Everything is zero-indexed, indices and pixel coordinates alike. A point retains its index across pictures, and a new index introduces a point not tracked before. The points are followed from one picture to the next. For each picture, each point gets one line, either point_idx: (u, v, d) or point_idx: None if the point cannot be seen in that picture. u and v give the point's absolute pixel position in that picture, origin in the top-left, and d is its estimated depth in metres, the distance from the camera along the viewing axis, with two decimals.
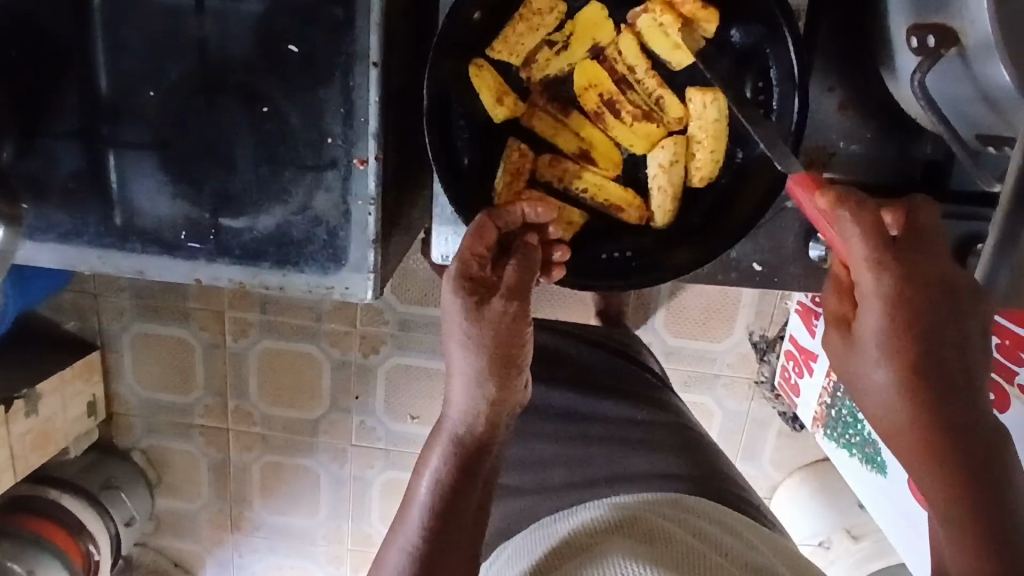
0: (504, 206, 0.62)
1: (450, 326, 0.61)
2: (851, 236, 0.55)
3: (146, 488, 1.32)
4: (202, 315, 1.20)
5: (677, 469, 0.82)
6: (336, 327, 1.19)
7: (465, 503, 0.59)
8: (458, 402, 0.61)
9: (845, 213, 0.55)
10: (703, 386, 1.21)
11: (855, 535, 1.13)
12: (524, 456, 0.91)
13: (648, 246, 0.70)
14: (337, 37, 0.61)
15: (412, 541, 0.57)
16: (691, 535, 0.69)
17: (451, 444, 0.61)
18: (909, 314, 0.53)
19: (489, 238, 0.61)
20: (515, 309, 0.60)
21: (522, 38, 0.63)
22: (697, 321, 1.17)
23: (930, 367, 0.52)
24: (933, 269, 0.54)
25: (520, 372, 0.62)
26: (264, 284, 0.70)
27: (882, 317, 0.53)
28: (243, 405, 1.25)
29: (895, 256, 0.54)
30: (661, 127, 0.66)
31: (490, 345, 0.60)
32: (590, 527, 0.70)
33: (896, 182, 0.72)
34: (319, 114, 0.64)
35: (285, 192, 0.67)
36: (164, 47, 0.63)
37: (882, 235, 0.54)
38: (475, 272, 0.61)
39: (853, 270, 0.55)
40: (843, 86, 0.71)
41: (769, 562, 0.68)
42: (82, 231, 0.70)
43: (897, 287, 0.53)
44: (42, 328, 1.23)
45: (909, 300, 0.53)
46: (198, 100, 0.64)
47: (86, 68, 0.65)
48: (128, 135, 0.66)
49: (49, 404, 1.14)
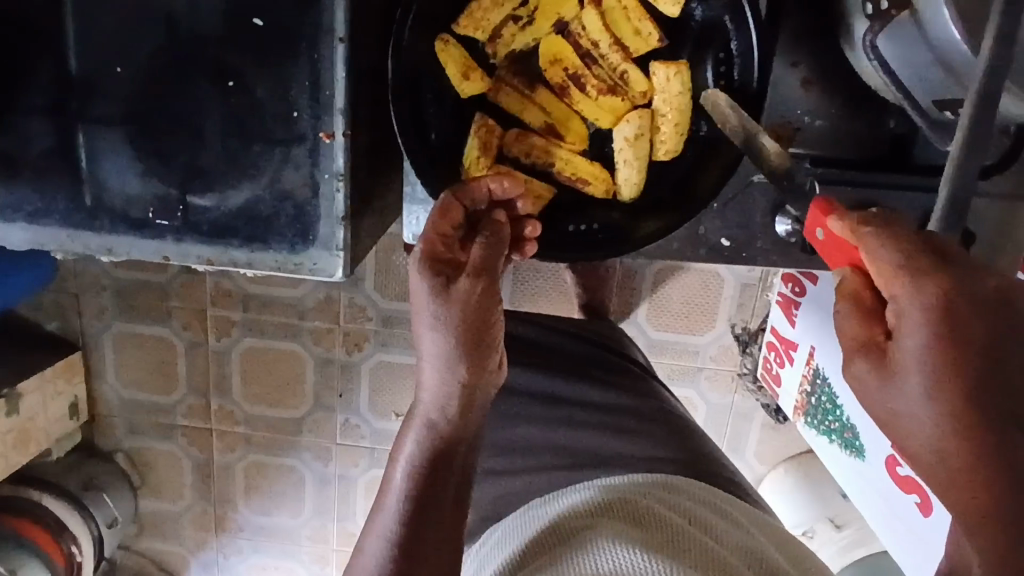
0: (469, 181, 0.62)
1: (418, 310, 0.61)
2: (880, 249, 0.46)
3: (128, 489, 1.30)
4: (185, 313, 1.19)
5: (670, 453, 0.83)
6: (319, 324, 1.19)
7: (441, 492, 0.60)
8: (430, 386, 0.61)
9: (869, 231, 0.47)
10: (686, 379, 1.22)
11: (837, 524, 1.14)
12: (508, 438, 0.91)
13: (616, 219, 0.70)
14: (302, 10, 0.62)
15: (391, 526, 0.57)
16: (680, 516, 0.68)
17: (424, 430, 0.61)
18: (956, 335, 0.43)
19: (454, 216, 0.61)
20: (482, 289, 0.60)
21: (488, 13, 0.64)
22: (678, 314, 1.17)
23: (990, 398, 0.43)
24: (985, 283, 0.44)
25: (490, 355, 0.62)
26: (233, 261, 0.70)
27: (927, 336, 0.44)
28: (226, 404, 1.25)
29: (940, 268, 0.44)
30: (626, 101, 0.67)
31: (458, 327, 0.60)
32: (577, 510, 0.69)
33: (868, 159, 0.73)
34: (285, 88, 0.64)
35: (252, 168, 0.67)
36: (132, 25, 0.64)
37: (914, 250, 0.45)
38: (441, 252, 0.60)
39: (884, 284, 0.46)
40: (806, 62, 0.72)
41: (760, 545, 0.68)
42: (51, 211, 0.70)
43: (945, 301, 0.43)
44: (23, 327, 1.23)
45: (962, 318, 0.43)
46: (164, 77, 0.65)
47: (55, 46, 0.65)
48: (96, 113, 0.66)
49: (29, 404, 1.14)
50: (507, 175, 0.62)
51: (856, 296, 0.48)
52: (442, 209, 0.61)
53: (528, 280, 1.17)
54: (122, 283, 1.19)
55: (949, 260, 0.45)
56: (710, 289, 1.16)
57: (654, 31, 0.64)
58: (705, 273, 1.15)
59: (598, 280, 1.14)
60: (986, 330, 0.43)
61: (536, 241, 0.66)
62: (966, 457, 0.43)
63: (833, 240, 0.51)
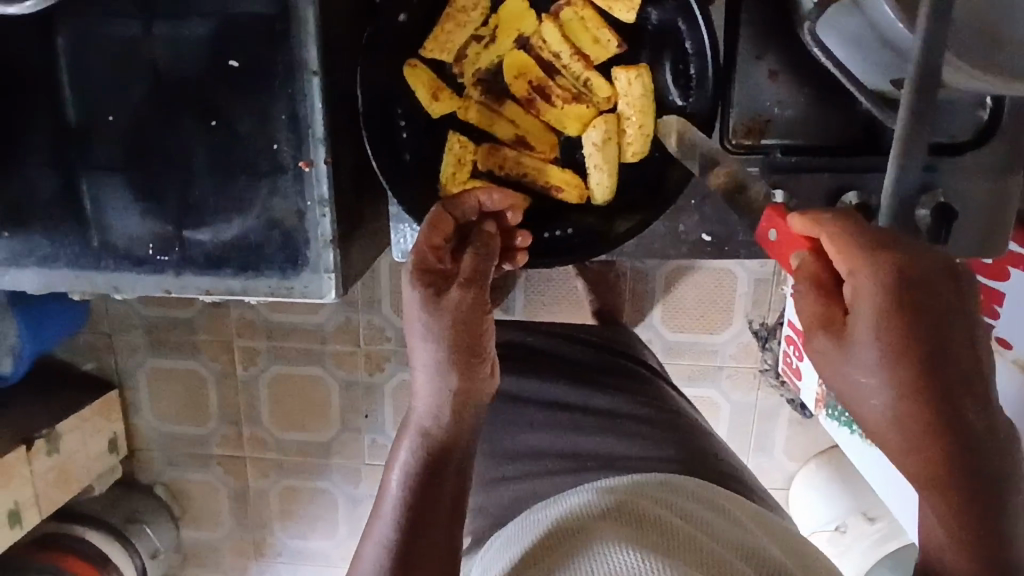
0: (459, 194, 0.62)
1: (409, 319, 0.59)
2: (836, 231, 0.51)
3: (169, 521, 1.35)
4: (212, 346, 1.25)
5: (671, 453, 0.82)
6: (340, 347, 1.23)
7: (437, 501, 0.55)
8: (423, 395, 0.58)
9: (828, 218, 0.52)
10: (707, 379, 1.21)
11: (871, 516, 1.10)
12: (517, 445, 0.89)
13: (590, 222, 0.72)
14: (274, 49, 0.66)
15: (388, 534, 0.53)
16: (674, 514, 0.63)
17: (417, 440, 0.58)
18: (906, 312, 0.48)
19: (445, 229, 0.61)
20: (472, 297, 0.58)
21: (451, 35, 0.66)
22: (695, 313, 1.18)
23: (935, 368, 0.48)
24: (932, 264, 0.49)
25: (484, 361, 0.59)
26: (229, 289, 0.73)
27: (879, 312, 0.48)
28: (257, 432, 1.29)
29: (890, 250, 0.50)
30: (591, 108, 0.69)
31: (449, 330, 0.58)
32: (577, 515, 0.64)
33: (841, 143, 0.75)
34: (266, 124, 0.68)
35: (241, 200, 0.70)
36: (124, 77, 0.68)
37: (868, 233, 0.50)
38: (433, 262, 0.59)
39: (843, 264, 0.50)
40: (773, 54, 0.73)
41: (757, 540, 0.63)
42: (60, 255, 0.74)
43: (896, 274, 0.48)
44: (62, 369, 1.30)
45: (911, 288, 0.48)
46: (154, 122, 0.69)
47: (58, 103, 0.70)
48: (97, 161, 0.71)
49: (70, 443, 1.19)
50: (496, 187, 0.63)
51: (815, 277, 0.52)
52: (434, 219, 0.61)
53: (540, 291, 1.19)
54: (151, 320, 1.25)
55: (898, 244, 0.50)
56: (724, 287, 1.16)
57: (612, 38, 0.66)
58: (717, 272, 1.16)
59: (610, 285, 1.16)
60: (931, 309, 0.48)
61: (527, 251, 0.67)
62: (917, 421, 0.48)
63: (789, 239, 0.56)
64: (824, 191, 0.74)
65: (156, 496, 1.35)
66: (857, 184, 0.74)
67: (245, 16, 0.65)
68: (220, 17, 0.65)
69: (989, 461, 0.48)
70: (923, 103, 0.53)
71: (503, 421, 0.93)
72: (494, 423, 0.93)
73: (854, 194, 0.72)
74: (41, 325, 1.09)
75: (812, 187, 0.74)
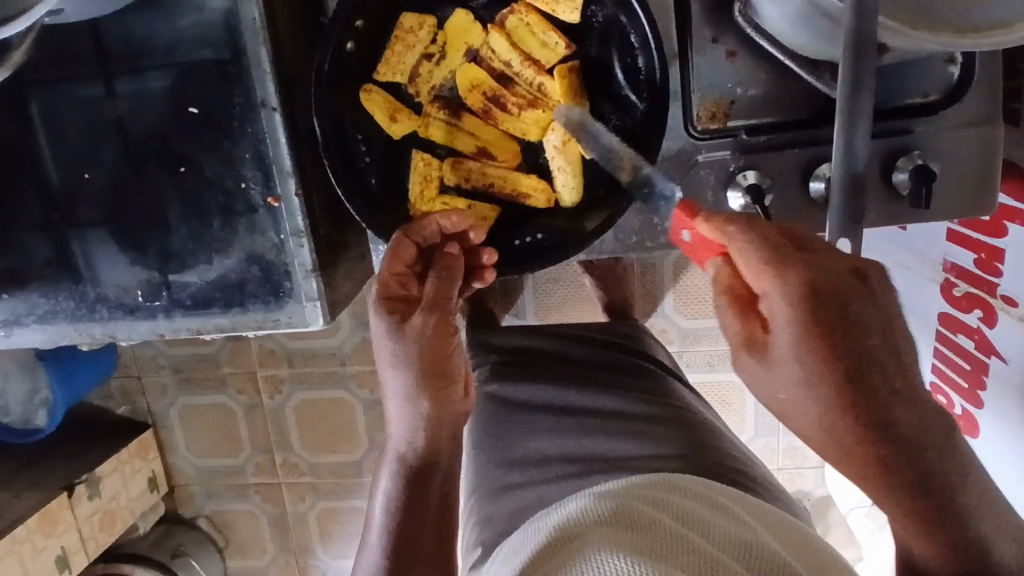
0: (418, 220, 0.67)
1: (380, 348, 0.67)
2: (742, 246, 0.50)
3: (215, 551, 1.38)
4: (236, 378, 1.28)
5: (676, 448, 0.77)
6: (360, 367, 1.24)
7: (422, 521, 0.61)
8: (399, 421, 0.67)
9: (733, 228, 0.51)
10: (728, 362, 1.20)
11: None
12: (522, 451, 0.83)
13: (560, 224, 0.73)
14: (229, 90, 0.67)
15: (375, 560, 0.59)
16: (670, 516, 0.61)
17: (396, 465, 0.65)
18: (819, 322, 0.48)
19: (407, 257, 0.67)
20: (434, 321, 0.65)
21: (402, 57, 0.68)
22: (707, 298, 1.16)
23: (865, 374, 0.49)
24: (836, 268, 0.49)
25: (452, 384, 0.67)
26: (218, 327, 0.75)
27: (793, 326, 0.48)
28: (289, 457, 1.31)
29: (797, 260, 0.49)
30: (547, 111, 0.69)
31: (416, 360, 0.65)
32: (572, 522, 0.61)
33: (811, 115, 0.72)
34: (233, 164, 0.70)
35: (219, 241, 0.72)
36: (97, 134, 0.70)
37: (775, 244, 0.49)
38: (397, 290, 0.67)
39: (754, 281, 0.50)
40: (728, 34, 0.71)
41: (763, 537, 0.60)
42: (58, 310, 0.77)
43: (805, 285, 0.48)
44: (98, 416, 1.34)
45: (823, 295, 0.48)
46: (129, 174, 0.71)
47: (39, 166, 0.72)
48: (84, 219, 0.74)
49: (110, 485, 1.23)
50: (455, 211, 0.67)
51: (730, 289, 0.52)
52: (396, 249, 0.67)
53: (549, 291, 1.20)
54: (175, 360, 1.28)
55: (802, 250, 0.50)
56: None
57: (559, 40, 0.66)
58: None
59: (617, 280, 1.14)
60: (843, 307, 0.48)
61: (494, 267, 0.70)
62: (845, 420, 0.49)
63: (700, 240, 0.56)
64: (799, 166, 0.73)
65: (199, 529, 1.38)
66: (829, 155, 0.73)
67: (199, 63, 0.67)
68: (176, 68, 0.67)
69: (937, 441, 0.50)
70: (860, 69, 0.52)
71: (507, 428, 0.88)
72: (496, 431, 0.88)
73: (828, 166, 0.72)
74: (72, 376, 1.12)
75: (784, 163, 0.74)
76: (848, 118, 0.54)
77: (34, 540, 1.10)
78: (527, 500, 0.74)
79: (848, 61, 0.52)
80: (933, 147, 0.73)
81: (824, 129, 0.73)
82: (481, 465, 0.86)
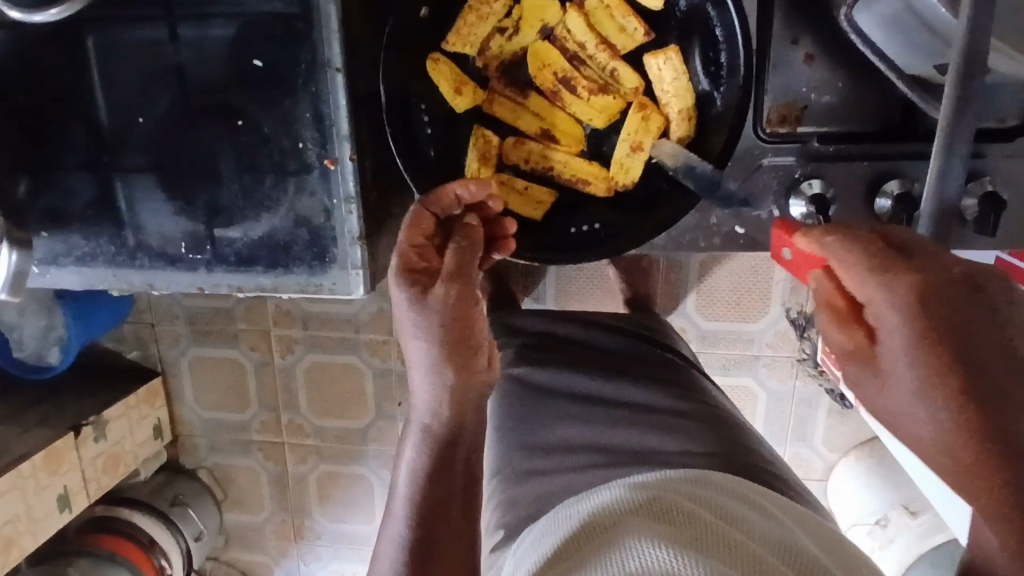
0: (434, 190, 0.64)
1: (401, 320, 0.65)
2: (842, 255, 0.48)
3: (212, 502, 1.38)
4: (250, 334, 1.27)
5: (705, 446, 0.76)
6: (374, 336, 1.23)
7: (448, 492, 0.59)
8: (423, 392, 0.64)
9: (830, 238, 0.49)
10: (743, 368, 1.17)
11: (914, 510, 1.05)
12: (546, 437, 0.83)
13: (612, 216, 0.72)
14: (295, 48, 0.66)
15: (401, 530, 0.56)
16: (708, 511, 0.60)
17: (422, 436, 0.63)
18: (936, 321, 0.45)
19: (425, 227, 0.65)
20: (456, 291, 0.63)
21: (473, 28, 0.65)
22: (729, 301, 1.14)
23: (987, 390, 0.44)
24: (945, 268, 0.46)
25: (477, 354, 0.65)
26: (259, 286, 0.74)
27: (908, 330, 0.45)
28: (295, 418, 1.31)
29: (905, 263, 0.47)
30: (618, 99, 0.67)
31: (441, 330, 0.63)
32: (607, 510, 0.61)
33: (877, 129, 0.71)
34: (291, 122, 0.68)
35: (268, 200, 0.71)
36: (153, 78, 0.69)
37: (877, 249, 0.47)
38: (417, 262, 0.64)
39: (856, 288, 0.48)
40: (807, 37, 0.69)
41: (797, 537, 0.59)
42: (97, 254, 0.76)
43: (914, 287, 0.45)
44: (108, 359, 1.33)
45: (934, 300, 0.45)
46: (182, 123, 0.70)
47: (89, 105, 0.71)
48: (130, 163, 0.72)
49: (117, 428, 1.22)
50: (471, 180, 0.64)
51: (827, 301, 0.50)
52: (412, 221, 0.65)
53: (571, 279, 1.16)
54: (191, 311, 1.27)
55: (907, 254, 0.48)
56: (759, 274, 1.11)
57: (638, 26, 0.65)
58: (754, 260, 1.12)
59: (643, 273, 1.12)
60: (964, 300, 0.45)
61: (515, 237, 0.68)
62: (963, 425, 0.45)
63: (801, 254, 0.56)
64: (864, 179, 0.71)
65: (199, 479, 1.38)
66: (896, 171, 0.71)
67: (266, 15, 0.65)
68: (240, 17, 0.66)
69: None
70: (969, 85, 0.50)
71: (531, 412, 0.86)
72: (518, 415, 0.87)
73: (897, 183, 0.70)
74: (87, 317, 1.11)
75: (850, 175, 0.71)
76: (947, 141, 0.52)
77: (38, 478, 1.09)
78: (552, 486, 0.74)
79: (958, 69, 0.50)
80: (1003, 173, 0.71)
81: (892, 145, 0.70)
82: (500, 448, 0.85)
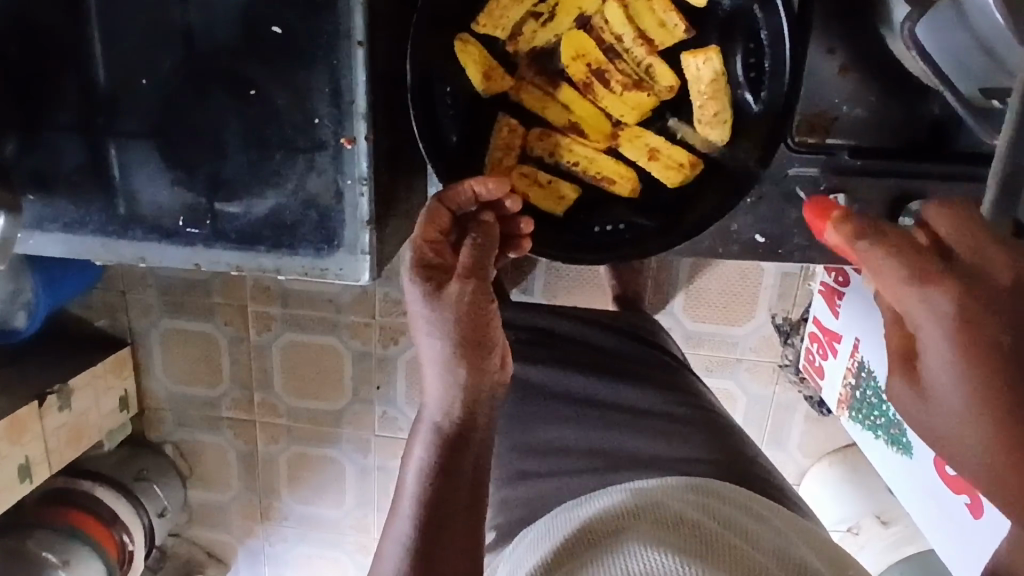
0: (451, 185, 0.59)
1: (414, 315, 0.62)
2: (880, 265, 0.44)
3: (178, 479, 1.32)
4: (226, 309, 1.21)
5: (706, 452, 0.74)
6: (358, 318, 1.19)
7: (455, 489, 0.58)
8: (435, 391, 0.62)
9: (863, 245, 0.45)
10: (726, 370, 1.12)
11: (885, 519, 1.03)
12: (545, 438, 0.81)
13: (635, 216, 0.71)
14: (317, 16, 0.61)
15: (407, 530, 0.56)
16: (718, 522, 0.59)
17: (431, 435, 0.61)
18: (981, 340, 0.41)
19: (442, 223, 0.60)
20: (473, 288, 0.60)
21: (507, 10, 0.62)
22: (719, 305, 1.09)
23: None
24: (999, 276, 0.42)
25: (491, 353, 0.62)
26: (260, 266, 0.70)
27: (947, 347, 0.41)
28: (269, 398, 1.26)
29: (949, 273, 0.42)
30: (651, 96, 0.65)
31: (454, 329, 0.61)
32: (612, 514, 0.59)
33: (902, 146, 0.70)
34: (306, 96, 0.64)
35: (276, 175, 0.67)
36: (156, 35, 0.64)
37: (914, 260, 0.43)
38: (432, 257, 0.61)
39: (893, 299, 0.44)
40: (843, 48, 0.68)
41: (805, 553, 0.58)
42: (85, 222, 0.71)
43: (959, 301, 0.41)
44: (75, 326, 1.26)
45: (976, 319, 0.41)
46: (186, 87, 0.66)
47: (85, 59, 0.66)
48: (127, 125, 0.68)
49: (83, 399, 1.16)
50: (491, 177, 0.58)
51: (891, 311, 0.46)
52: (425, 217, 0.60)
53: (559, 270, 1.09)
54: (166, 282, 1.21)
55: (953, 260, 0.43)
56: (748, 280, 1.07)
57: (679, 22, 0.62)
58: (743, 264, 1.07)
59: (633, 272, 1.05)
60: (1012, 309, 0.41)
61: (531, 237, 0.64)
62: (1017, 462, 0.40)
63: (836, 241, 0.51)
64: (888, 195, 0.70)
65: (165, 455, 1.33)
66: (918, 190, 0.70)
67: None
68: None
69: None
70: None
71: (527, 410, 0.84)
72: (514, 413, 0.85)
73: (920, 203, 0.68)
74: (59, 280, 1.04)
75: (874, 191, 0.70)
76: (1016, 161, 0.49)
77: None
78: (549, 487, 0.73)
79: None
80: None
81: (919, 163, 0.69)
82: (497, 448, 0.83)
